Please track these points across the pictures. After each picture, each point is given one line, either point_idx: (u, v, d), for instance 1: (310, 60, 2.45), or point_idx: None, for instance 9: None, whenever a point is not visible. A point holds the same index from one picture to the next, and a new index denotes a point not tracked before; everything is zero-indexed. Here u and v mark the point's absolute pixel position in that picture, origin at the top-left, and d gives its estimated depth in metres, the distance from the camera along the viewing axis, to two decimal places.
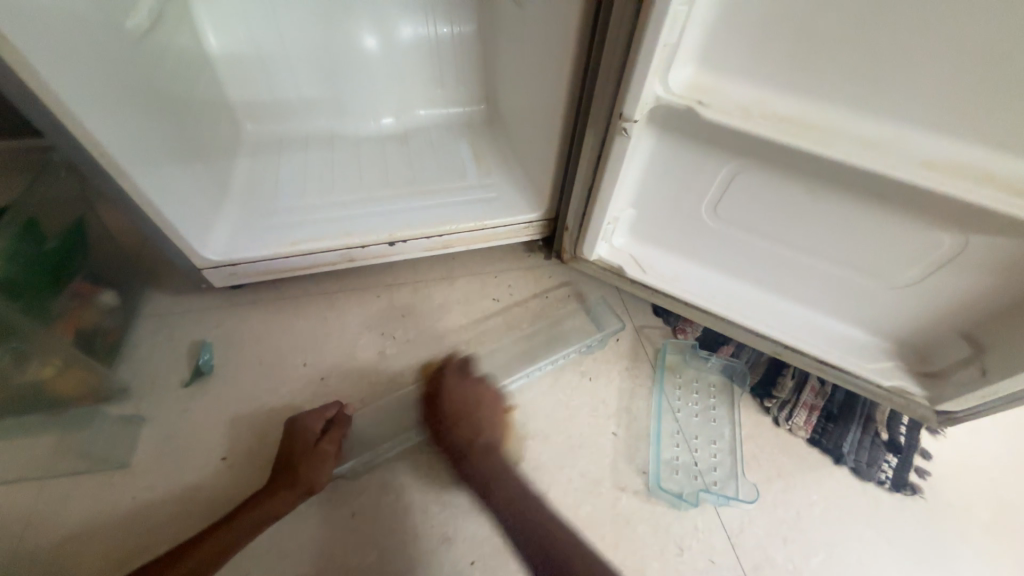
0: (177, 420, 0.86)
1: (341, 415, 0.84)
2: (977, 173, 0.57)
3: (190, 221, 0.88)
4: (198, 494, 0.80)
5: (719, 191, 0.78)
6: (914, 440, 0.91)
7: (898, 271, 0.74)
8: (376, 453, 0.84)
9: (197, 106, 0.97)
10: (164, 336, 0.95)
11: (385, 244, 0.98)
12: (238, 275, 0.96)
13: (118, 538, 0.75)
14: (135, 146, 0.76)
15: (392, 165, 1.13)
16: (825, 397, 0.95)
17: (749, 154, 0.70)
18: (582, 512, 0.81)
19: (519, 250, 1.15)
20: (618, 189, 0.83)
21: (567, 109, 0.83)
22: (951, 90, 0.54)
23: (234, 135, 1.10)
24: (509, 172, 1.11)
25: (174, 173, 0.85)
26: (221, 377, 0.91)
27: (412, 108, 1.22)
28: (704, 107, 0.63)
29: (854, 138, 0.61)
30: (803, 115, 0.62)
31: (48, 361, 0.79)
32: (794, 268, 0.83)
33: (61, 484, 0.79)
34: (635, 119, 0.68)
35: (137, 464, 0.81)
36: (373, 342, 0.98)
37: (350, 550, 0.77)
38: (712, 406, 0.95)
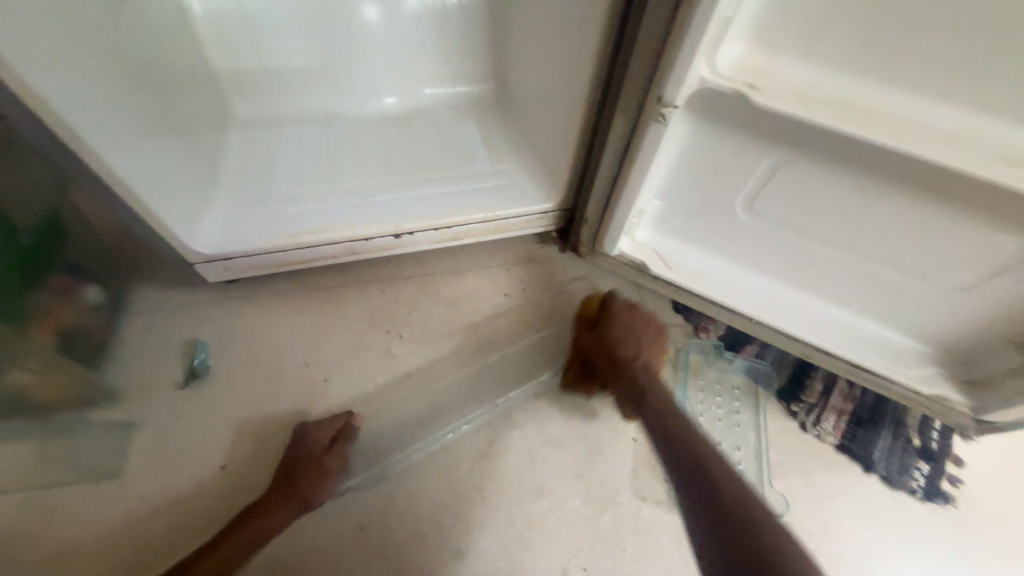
0: (171, 425, 0.81)
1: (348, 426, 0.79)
2: None
3: (177, 212, 0.80)
4: (196, 504, 0.75)
5: (758, 184, 0.71)
6: (947, 446, 0.87)
7: (953, 274, 0.68)
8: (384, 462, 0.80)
9: (181, 83, 0.88)
10: (155, 335, 0.89)
11: (390, 236, 0.91)
12: (232, 269, 0.89)
13: (112, 552, 0.71)
14: (112, 130, 0.68)
15: (396, 149, 1.04)
16: (854, 400, 0.90)
17: (799, 144, 0.62)
18: (601, 523, 0.77)
19: (532, 241, 1.08)
20: (646, 181, 0.76)
21: (592, 90, 0.75)
22: None
23: (223, 115, 1.02)
24: (521, 157, 1.03)
25: (158, 159, 0.77)
26: (217, 379, 0.86)
27: (415, 85, 1.13)
28: (755, 91, 0.56)
29: (925, 129, 0.54)
30: (868, 101, 0.55)
31: (26, 367, 0.74)
32: (834, 268, 0.77)
33: (50, 494, 0.74)
34: (673, 104, 0.61)
35: (130, 473, 0.77)
36: (378, 341, 0.93)
37: (358, 565, 0.73)
38: (736, 410, 0.90)
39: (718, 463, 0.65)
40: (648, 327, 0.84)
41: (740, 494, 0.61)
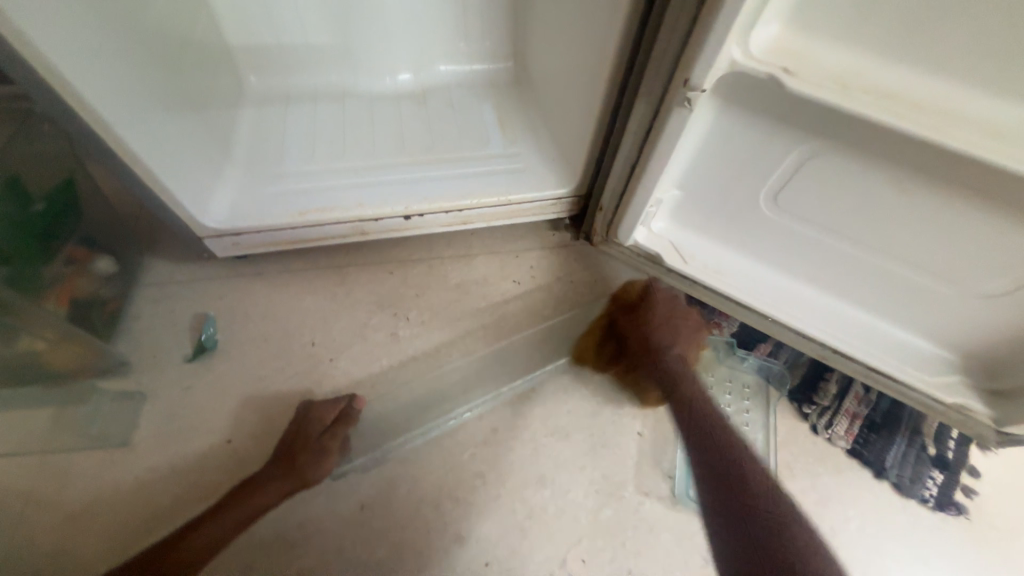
0: (180, 398, 0.82)
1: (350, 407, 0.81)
2: None
3: (188, 185, 0.80)
4: (202, 477, 0.76)
5: (784, 178, 0.67)
6: (963, 456, 0.84)
7: (987, 280, 0.64)
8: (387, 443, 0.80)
9: (194, 53, 0.86)
10: (165, 308, 0.89)
11: (400, 217, 0.90)
12: (241, 245, 0.89)
13: (121, 518, 0.73)
14: (122, 99, 0.66)
15: (409, 128, 1.02)
16: (869, 405, 0.88)
17: (832, 136, 0.59)
18: (602, 516, 0.77)
19: (544, 228, 1.05)
20: (666, 169, 0.73)
21: (615, 71, 0.71)
22: None
23: (236, 88, 1.00)
24: (537, 140, 1.00)
25: (169, 130, 0.76)
26: (225, 354, 0.86)
27: (432, 63, 1.10)
28: (790, 76, 0.52)
29: (974, 123, 0.50)
30: (912, 91, 0.51)
31: (39, 336, 0.74)
32: (859, 268, 0.73)
33: (61, 460, 0.76)
34: (701, 88, 0.58)
35: (139, 443, 0.78)
36: (385, 323, 0.92)
37: (358, 544, 0.74)
38: (745, 409, 0.88)
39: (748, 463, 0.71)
40: (681, 315, 0.90)
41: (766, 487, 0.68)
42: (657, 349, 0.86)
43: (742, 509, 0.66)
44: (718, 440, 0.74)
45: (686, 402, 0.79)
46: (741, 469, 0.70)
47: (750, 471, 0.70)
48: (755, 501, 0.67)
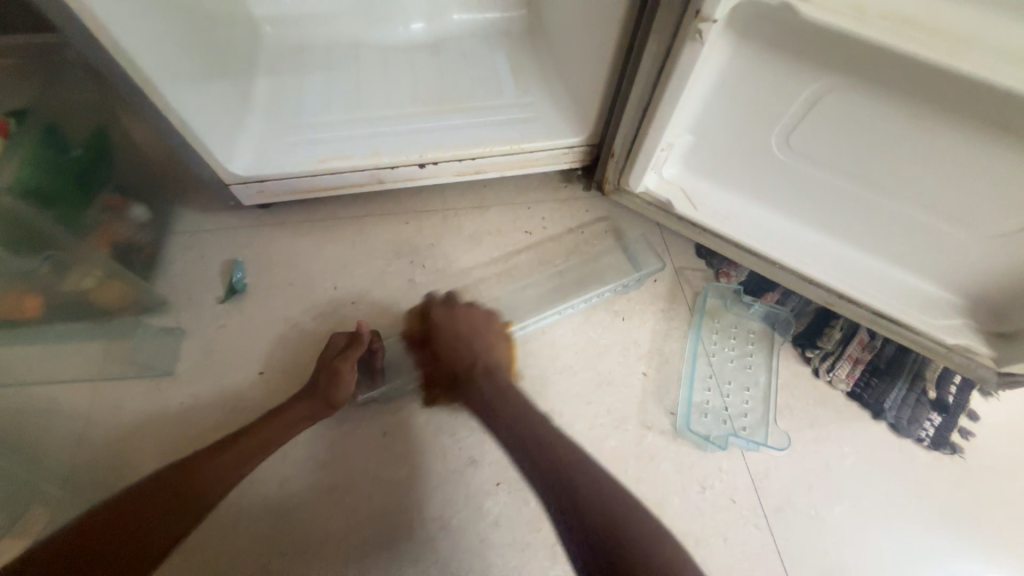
0: (215, 335, 0.88)
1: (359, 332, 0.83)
2: None
3: (213, 132, 0.83)
4: (238, 404, 0.83)
5: (796, 116, 0.67)
6: (964, 400, 0.86)
7: (999, 219, 0.64)
8: (406, 377, 0.86)
9: (212, 1, 0.88)
10: (197, 253, 0.95)
11: (415, 165, 0.92)
12: (265, 193, 0.93)
13: (169, 438, 0.81)
14: (150, 43, 0.69)
15: (422, 78, 1.03)
16: (873, 351, 0.90)
17: (846, 68, 0.59)
18: (607, 447, 0.82)
19: (556, 179, 1.07)
20: (678, 110, 0.73)
21: (628, 9, 0.71)
22: None
23: (253, 39, 1.01)
24: (550, 89, 1.00)
25: (193, 77, 0.79)
26: (254, 296, 0.92)
27: (444, 11, 1.09)
28: (803, 3, 0.52)
29: (992, 48, 0.50)
30: (928, 17, 0.51)
31: (87, 272, 0.81)
32: (869, 210, 0.74)
33: (114, 386, 0.84)
34: (713, 20, 0.58)
35: (182, 374, 0.85)
36: (402, 270, 0.96)
37: (381, 465, 0.80)
38: (749, 353, 0.91)
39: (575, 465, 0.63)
40: (484, 318, 0.88)
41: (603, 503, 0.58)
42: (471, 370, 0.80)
43: (572, 526, 0.57)
44: (546, 452, 0.65)
45: (521, 417, 0.72)
46: (601, 499, 0.58)
47: (585, 488, 0.60)
48: (592, 525, 0.56)
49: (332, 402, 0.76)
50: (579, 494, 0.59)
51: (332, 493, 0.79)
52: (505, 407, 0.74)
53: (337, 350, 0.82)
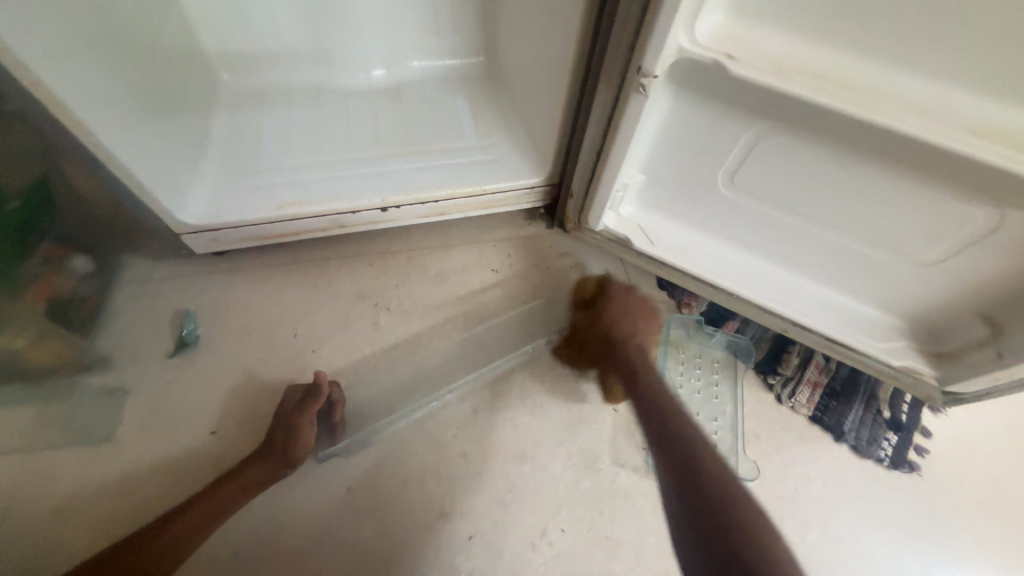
0: (163, 392, 0.83)
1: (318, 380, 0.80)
2: None
3: (164, 182, 0.81)
4: (188, 467, 0.78)
5: (738, 159, 0.72)
6: (916, 418, 0.90)
7: (927, 249, 0.69)
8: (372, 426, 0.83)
9: (165, 51, 0.87)
10: (145, 305, 0.90)
11: (378, 209, 0.92)
12: (220, 241, 0.90)
13: (109, 510, 0.74)
14: (95, 96, 0.67)
15: (384, 122, 1.04)
16: (829, 374, 0.93)
17: (777, 118, 0.63)
18: (580, 487, 0.80)
19: (520, 217, 1.09)
20: (630, 154, 0.77)
21: (577, 62, 0.75)
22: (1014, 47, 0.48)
23: (208, 86, 1.00)
24: (510, 132, 1.03)
25: (141, 127, 0.77)
26: (208, 347, 0.88)
27: (405, 58, 1.12)
28: (733, 62, 0.56)
29: (901, 101, 0.55)
30: (843, 73, 0.56)
31: (22, 331, 0.75)
32: (811, 243, 0.78)
33: (46, 455, 0.76)
34: (654, 75, 0.61)
35: (124, 437, 0.79)
36: (365, 313, 0.94)
37: (344, 524, 0.76)
38: (714, 382, 0.93)
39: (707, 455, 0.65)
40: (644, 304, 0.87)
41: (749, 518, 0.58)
42: (622, 340, 0.83)
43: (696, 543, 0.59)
44: (692, 462, 0.64)
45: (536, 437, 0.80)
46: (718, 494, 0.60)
47: (713, 488, 0.61)
48: (715, 512, 0.59)
49: (293, 459, 0.74)
50: (705, 481, 0.62)
51: (290, 559, 0.73)
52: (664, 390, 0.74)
53: (297, 402, 0.79)
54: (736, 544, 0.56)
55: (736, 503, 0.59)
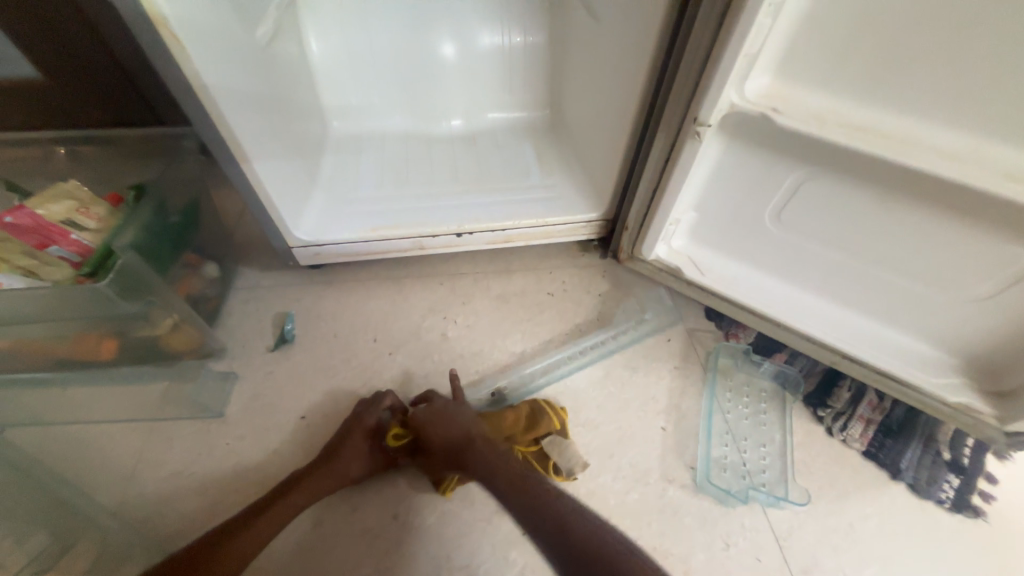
0: (264, 380, 0.97)
1: (373, 407, 0.87)
2: None
3: (289, 205, 0.99)
4: (280, 447, 0.89)
5: (783, 199, 0.80)
6: (979, 463, 0.88)
7: (973, 286, 0.73)
8: None
9: (299, 104, 1.08)
10: (253, 308, 1.07)
11: (453, 234, 1.06)
12: (321, 255, 1.06)
13: (213, 476, 0.85)
14: (255, 134, 0.86)
15: (461, 163, 1.21)
16: (883, 412, 0.94)
17: (821, 162, 0.72)
18: (629, 499, 0.84)
19: (575, 248, 1.20)
20: (682, 192, 0.87)
21: (638, 115, 0.88)
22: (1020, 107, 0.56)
23: (323, 131, 1.21)
24: (570, 173, 1.17)
25: (281, 160, 0.96)
26: (301, 344, 1.02)
27: (481, 111, 1.30)
28: (778, 114, 0.67)
29: (932, 150, 0.62)
30: (884, 126, 0.64)
31: (168, 318, 0.88)
32: (861, 278, 0.83)
33: (167, 426, 0.90)
34: (708, 125, 0.73)
35: (231, 415, 0.92)
36: (435, 325, 1.06)
37: (410, 509, 0.82)
38: (763, 410, 0.95)
39: (541, 495, 0.66)
40: (459, 418, 0.81)
41: (545, 508, 0.64)
42: (463, 453, 0.75)
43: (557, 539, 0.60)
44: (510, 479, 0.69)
45: (491, 466, 0.72)
46: (587, 532, 0.59)
47: (535, 491, 0.67)
48: (565, 532, 0.60)
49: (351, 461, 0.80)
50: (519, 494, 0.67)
51: (362, 538, 0.79)
52: (474, 451, 0.75)
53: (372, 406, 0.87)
54: (569, 533, 0.60)
55: (555, 503, 0.64)
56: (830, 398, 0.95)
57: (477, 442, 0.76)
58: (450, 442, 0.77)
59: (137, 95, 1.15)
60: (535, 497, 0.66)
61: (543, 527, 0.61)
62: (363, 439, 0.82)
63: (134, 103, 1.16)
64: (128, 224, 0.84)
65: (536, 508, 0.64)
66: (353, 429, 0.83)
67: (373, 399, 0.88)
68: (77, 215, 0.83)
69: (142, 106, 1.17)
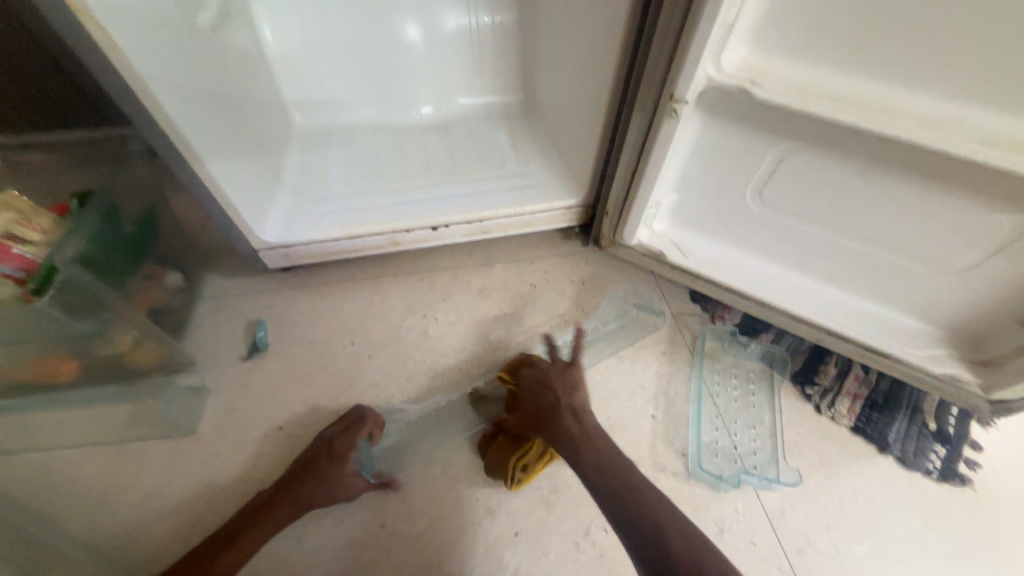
0: (237, 392, 0.92)
1: (350, 431, 0.81)
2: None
3: (251, 207, 0.93)
4: (259, 461, 0.85)
5: (765, 176, 0.78)
6: (964, 431, 0.89)
7: (957, 256, 0.72)
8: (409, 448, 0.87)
9: (256, 97, 1.02)
10: (222, 317, 1.02)
11: (428, 228, 1.01)
12: (290, 257, 1.01)
13: (188, 496, 0.82)
14: (205, 131, 0.80)
15: (433, 153, 1.16)
16: (869, 386, 0.93)
17: (801, 136, 0.69)
18: None
19: (556, 237, 1.17)
20: (662, 173, 0.84)
21: (613, 94, 0.84)
22: (1004, 69, 0.54)
23: (285, 125, 1.15)
24: (546, 159, 1.13)
25: (237, 159, 0.90)
26: (276, 352, 0.97)
27: (451, 97, 1.25)
28: (756, 88, 0.64)
29: (916, 119, 0.60)
30: (865, 96, 0.62)
31: (127, 335, 0.83)
32: (846, 253, 0.81)
33: (137, 446, 0.86)
34: (685, 102, 0.69)
35: (204, 432, 0.88)
36: (415, 324, 1.02)
37: (397, 517, 0.80)
38: (751, 392, 0.95)
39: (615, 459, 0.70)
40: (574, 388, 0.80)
41: (613, 465, 0.69)
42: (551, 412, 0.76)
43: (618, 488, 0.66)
44: (591, 438, 0.72)
45: (585, 433, 0.72)
46: (639, 487, 0.66)
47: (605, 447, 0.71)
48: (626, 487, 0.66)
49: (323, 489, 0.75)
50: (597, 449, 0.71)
51: (348, 550, 0.77)
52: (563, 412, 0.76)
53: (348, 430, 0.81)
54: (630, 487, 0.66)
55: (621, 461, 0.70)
56: (816, 376, 0.95)
57: (566, 410, 0.76)
58: (540, 403, 0.78)
59: (79, 95, 1.06)
60: (608, 455, 0.70)
61: (605, 482, 0.67)
62: (336, 465, 0.77)
63: (77, 105, 1.08)
64: (73, 237, 0.78)
65: (605, 462, 0.69)
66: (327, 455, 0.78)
67: (352, 421, 0.83)
68: (19, 228, 0.75)
69: (87, 108, 1.09)
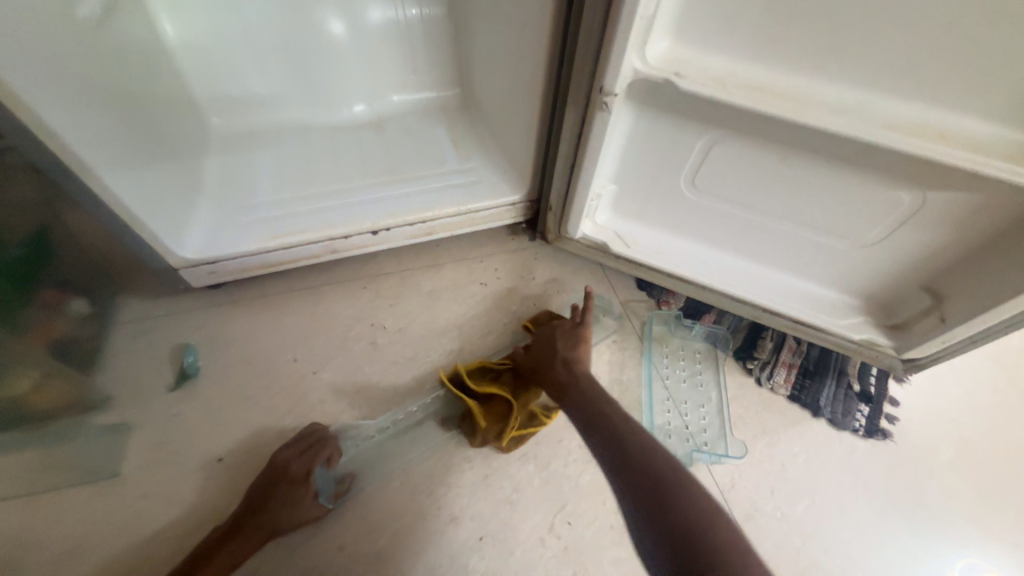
0: (166, 425, 0.84)
1: (299, 448, 0.79)
2: (922, 128, 0.61)
3: (165, 222, 0.85)
4: (198, 497, 0.79)
5: (696, 164, 0.80)
6: (883, 389, 0.97)
7: (868, 231, 0.77)
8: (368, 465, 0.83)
9: (160, 100, 0.92)
10: (142, 344, 0.92)
11: (368, 233, 0.97)
12: (217, 273, 0.93)
13: (117, 544, 0.75)
14: (98, 141, 0.71)
15: (368, 153, 1.10)
16: (801, 355, 1.00)
17: (725, 125, 0.71)
18: (582, 481, 0.84)
19: (504, 233, 1.15)
20: (600, 165, 0.84)
21: (546, 88, 0.83)
22: (897, 56, 0.58)
23: (200, 129, 1.05)
24: (487, 154, 1.11)
25: (142, 170, 0.81)
26: (208, 377, 0.90)
27: (384, 93, 1.19)
28: (681, 79, 0.65)
29: (824, 106, 0.64)
30: (779, 85, 0.65)
31: (25, 375, 0.78)
32: (773, 234, 0.86)
33: (50, 498, 0.77)
34: (615, 94, 0.70)
35: (130, 472, 0.80)
36: (362, 334, 0.98)
37: (356, 538, 0.78)
38: (698, 372, 0.99)
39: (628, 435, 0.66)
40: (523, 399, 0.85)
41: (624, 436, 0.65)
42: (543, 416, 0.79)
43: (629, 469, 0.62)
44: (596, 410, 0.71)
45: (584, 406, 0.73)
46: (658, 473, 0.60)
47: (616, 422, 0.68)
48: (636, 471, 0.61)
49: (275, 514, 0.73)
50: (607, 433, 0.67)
51: None
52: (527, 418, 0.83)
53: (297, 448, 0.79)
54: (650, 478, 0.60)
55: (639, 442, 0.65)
56: (756, 350, 1.00)
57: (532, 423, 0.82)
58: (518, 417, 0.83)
59: None
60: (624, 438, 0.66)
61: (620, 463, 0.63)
62: (284, 488, 0.75)
63: None
64: None
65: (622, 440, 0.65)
66: (275, 479, 0.76)
67: (302, 436, 0.81)
68: None
69: None
